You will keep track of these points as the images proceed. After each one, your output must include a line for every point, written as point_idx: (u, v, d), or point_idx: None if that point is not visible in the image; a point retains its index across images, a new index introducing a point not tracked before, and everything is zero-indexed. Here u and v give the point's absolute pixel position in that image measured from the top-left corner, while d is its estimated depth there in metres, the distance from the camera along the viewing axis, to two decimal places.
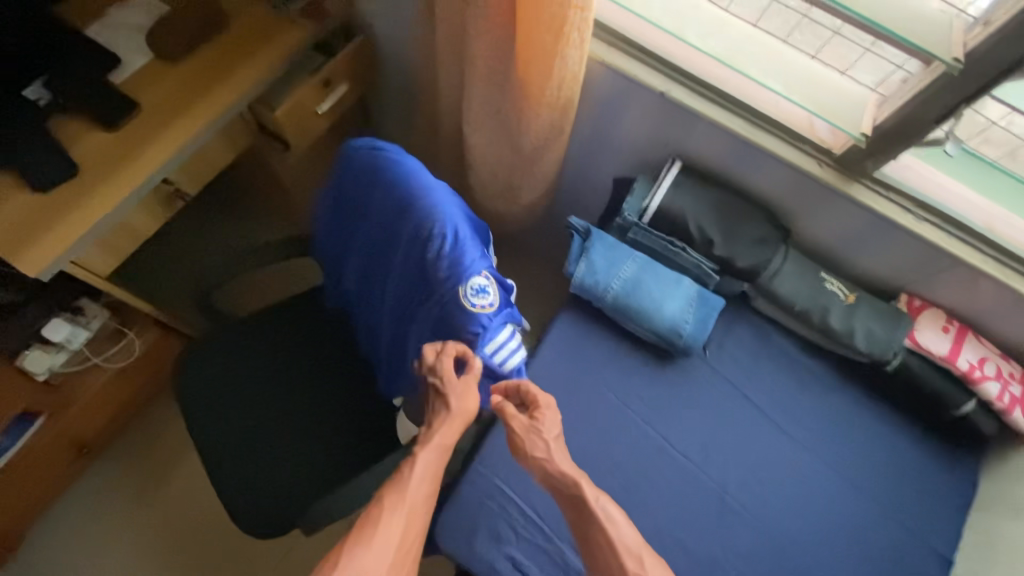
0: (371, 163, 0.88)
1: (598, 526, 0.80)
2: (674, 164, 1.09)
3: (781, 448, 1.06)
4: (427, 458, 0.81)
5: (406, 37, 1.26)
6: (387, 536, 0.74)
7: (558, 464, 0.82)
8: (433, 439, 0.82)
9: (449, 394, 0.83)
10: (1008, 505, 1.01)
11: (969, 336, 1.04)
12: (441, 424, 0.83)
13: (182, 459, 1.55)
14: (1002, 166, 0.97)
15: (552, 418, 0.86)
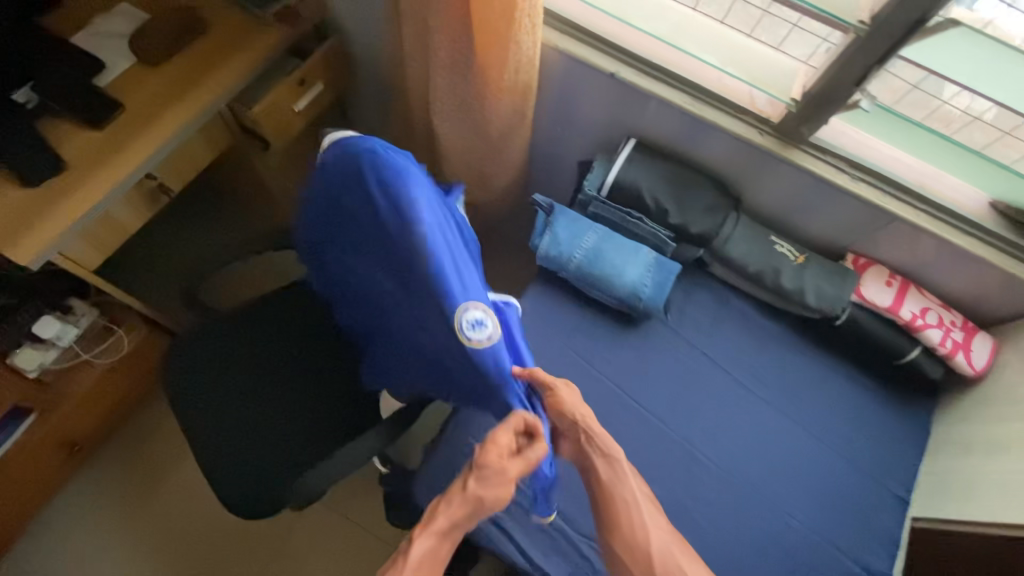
0: (352, 161, 0.84)
1: (618, 485, 0.84)
2: (629, 141, 1.17)
3: (743, 402, 1.12)
4: (425, 548, 0.73)
5: (377, 36, 1.34)
6: None
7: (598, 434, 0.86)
8: (436, 526, 0.73)
9: (472, 474, 0.74)
10: (956, 443, 1.07)
11: (911, 288, 1.11)
12: (445, 507, 0.74)
13: (174, 455, 1.59)
14: (927, 124, 1.00)
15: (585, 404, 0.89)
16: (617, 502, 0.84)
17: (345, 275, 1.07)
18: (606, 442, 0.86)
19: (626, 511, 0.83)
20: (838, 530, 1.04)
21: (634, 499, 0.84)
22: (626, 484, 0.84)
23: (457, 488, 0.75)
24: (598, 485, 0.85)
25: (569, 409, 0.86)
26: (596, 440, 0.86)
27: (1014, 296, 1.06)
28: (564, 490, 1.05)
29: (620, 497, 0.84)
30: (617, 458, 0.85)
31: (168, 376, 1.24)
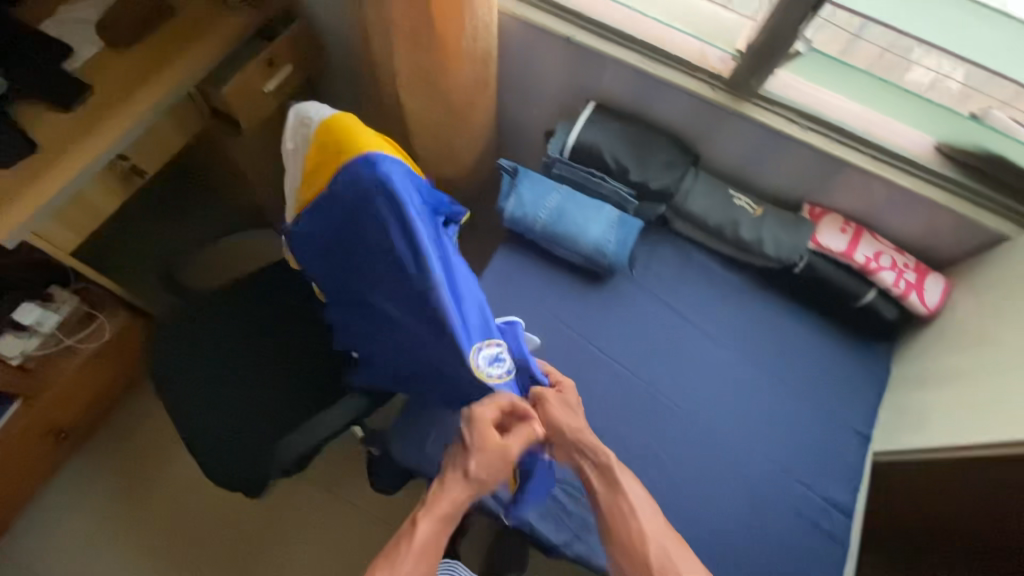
0: (371, 194, 0.87)
1: (615, 498, 0.82)
2: (589, 105, 1.21)
3: (709, 351, 1.16)
4: (429, 533, 0.74)
5: (342, 17, 1.37)
6: None
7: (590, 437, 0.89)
8: (441, 512, 0.76)
9: (472, 458, 0.81)
10: (912, 380, 1.11)
11: (865, 234, 1.15)
12: (447, 491, 0.78)
13: (163, 442, 1.60)
14: (892, 80, 1.02)
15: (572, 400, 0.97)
16: (615, 516, 0.80)
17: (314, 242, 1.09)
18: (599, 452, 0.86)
19: (621, 519, 0.79)
20: (801, 466, 1.09)
21: (629, 508, 0.80)
22: (620, 494, 0.81)
23: (456, 472, 0.80)
24: (596, 501, 0.84)
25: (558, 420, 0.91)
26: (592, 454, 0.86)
27: (964, 237, 1.10)
28: None
29: (617, 509, 0.81)
30: (609, 467, 0.84)
31: (154, 356, 1.24)
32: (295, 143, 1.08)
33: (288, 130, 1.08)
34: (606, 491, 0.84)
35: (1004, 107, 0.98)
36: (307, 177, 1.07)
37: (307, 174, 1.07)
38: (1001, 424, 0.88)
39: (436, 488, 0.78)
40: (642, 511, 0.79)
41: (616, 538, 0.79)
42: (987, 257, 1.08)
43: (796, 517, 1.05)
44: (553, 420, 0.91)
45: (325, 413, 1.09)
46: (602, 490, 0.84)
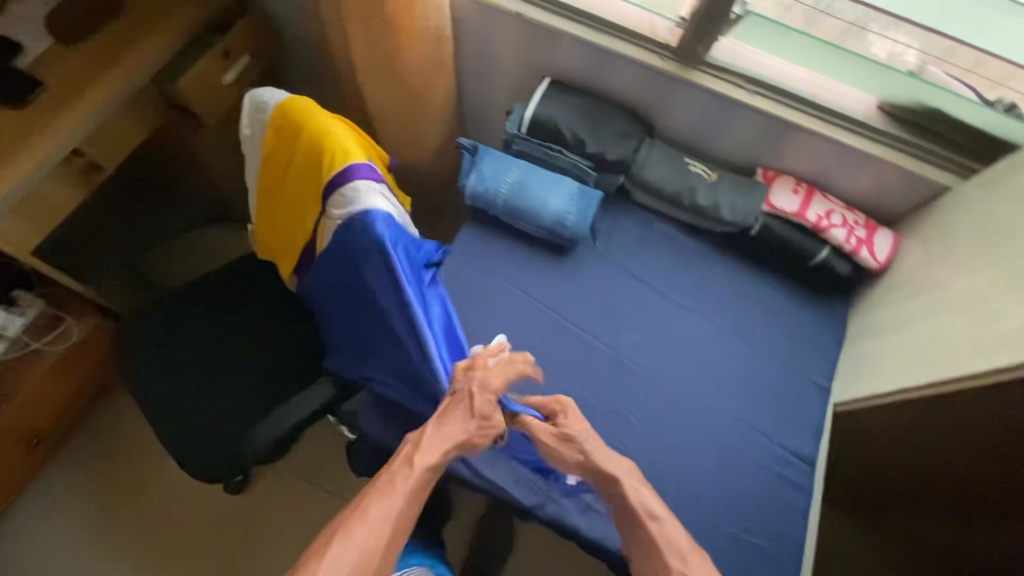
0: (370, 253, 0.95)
1: (640, 528, 0.86)
2: (545, 80, 1.23)
3: (673, 314, 1.19)
4: (421, 477, 0.82)
5: (298, 7, 1.37)
6: (366, 526, 0.76)
7: (598, 457, 0.91)
8: (432, 462, 0.84)
9: (470, 417, 0.88)
10: (866, 331, 1.15)
11: (816, 194, 1.19)
12: (439, 444, 0.86)
13: (142, 447, 1.53)
14: (829, 41, 1.06)
15: (577, 418, 0.94)
16: (639, 543, 0.85)
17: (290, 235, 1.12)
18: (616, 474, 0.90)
19: (644, 547, 0.84)
20: (766, 420, 1.12)
21: (652, 539, 0.84)
22: (647, 523, 0.85)
23: (454, 422, 0.88)
24: (623, 529, 0.89)
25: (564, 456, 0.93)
26: (613, 479, 0.89)
27: (910, 191, 1.14)
28: None
29: (643, 540, 0.85)
30: (636, 499, 0.87)
31: (124, 350, 1.24)
32: (251, 128, 1.09)
33: (244, 115, 1.09)
34: (629, 520, 0.88)
35: (938, 62, 1.03)
36: (267, 162, 1.10)
37: (266, 158, 1.10)
38: (946, 362, 0.92)
39: (437, 419, 0.87)
40: (667, 542, 0.83)
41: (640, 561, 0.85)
42: (931, 208, 1.13)
43: (763, 468, 1.09)
44: (555, 452, 0.93)
45: (298, 399, 1.11)
46: (625, 519, 0.88)
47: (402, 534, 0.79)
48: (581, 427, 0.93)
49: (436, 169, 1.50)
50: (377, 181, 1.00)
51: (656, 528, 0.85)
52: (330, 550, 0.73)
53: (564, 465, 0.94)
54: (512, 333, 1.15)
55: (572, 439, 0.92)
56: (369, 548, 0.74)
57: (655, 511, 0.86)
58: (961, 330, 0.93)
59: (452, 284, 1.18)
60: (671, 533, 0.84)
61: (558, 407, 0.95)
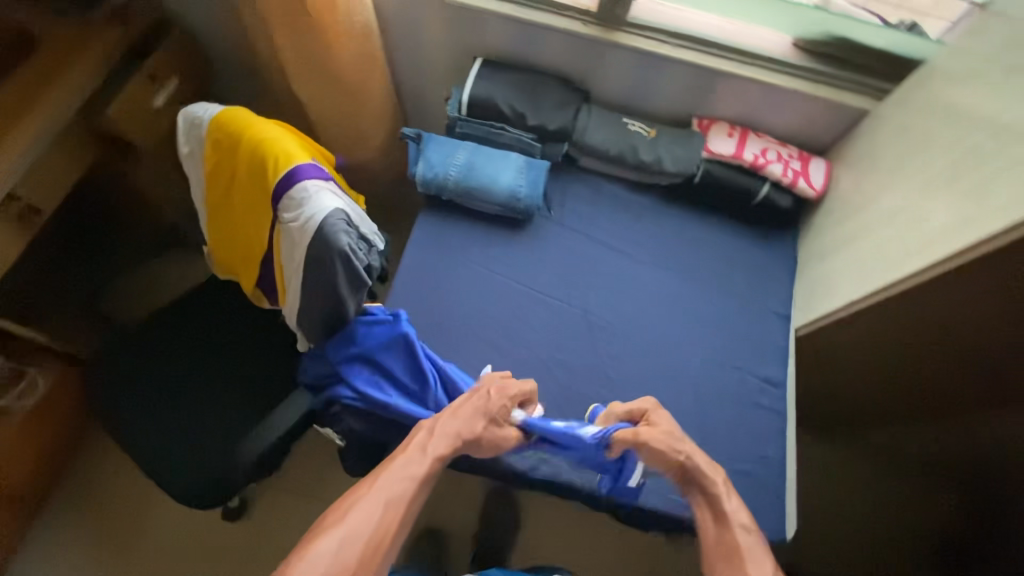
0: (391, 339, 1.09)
1: (725, 531, 0.81)
2: (477, 61, 1.25)
3: (633, 268, 1.23)
4: (431, 465, 0.84)
5: (220, 20, 1.36)
6: (369, 506, 0.77)
7: (700, 458, 0.89)
8: (442, 451, 0.86)
9: (483, 416, 0.91)
10: (815, 256, 1.22)
11: (750, 134, 1.25)
12: (451, 433, 0.88)
13: (129, 490, 1.48)
14: None
15: (668, 420, 0.95)
16: (724, 547, 0.79)
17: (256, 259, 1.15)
18: (709, 477, 0.87)
19: (731, 552, 0.78)
20: (737, 354, 1.18)
21: (740, 544, 0.78)
22: (730, 528, 0.81)
23: (465, 416, 0.90)
24: (704, 533, 0.83)
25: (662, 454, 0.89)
26: (702, 479, 0.88)
27: (834, 119, 1.20)
28: None
29: (726, 545, 0.79)
30: (721, 499, 0.84)
31: (96, 392, 1.23)
32: (189, 146, 1.09)
33: (180, 134, 1.08)
34: (715, 523, 0.83)
35: None
36: (211, 177, 1.10)
37: (210, 174, 1.10)
38: (888, 269, 0.99)
39: (451, 410, 0.91)
40: (753, 551, 0.77)
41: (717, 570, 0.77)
42: (856, 132, 1.19)
43: (740, 399, 1.14)
44: (649, 446, 0.90)
45: (283, 405, 1.07)
46: (712, 520, 0.83)
47: (411, 519, 0.81)
48: (672, 423, 0.94)
49: (385, 164, 1.50)
50: (325, 180, 1.02)
51: (740, 533, 0.80)
52: (342, 526, 0.75)
53: (663, 466, 0.90)
54: (482, 310, 1.17)
55: (676, 436, 0.91)
56: (381, 527, 0.76)
57: (746, 521, 0.81)
58: (898, 238, 0.99)
59: (416, 272, 1.19)
60: (755, 545, 0.78)
61: (649, 405, 0.97)
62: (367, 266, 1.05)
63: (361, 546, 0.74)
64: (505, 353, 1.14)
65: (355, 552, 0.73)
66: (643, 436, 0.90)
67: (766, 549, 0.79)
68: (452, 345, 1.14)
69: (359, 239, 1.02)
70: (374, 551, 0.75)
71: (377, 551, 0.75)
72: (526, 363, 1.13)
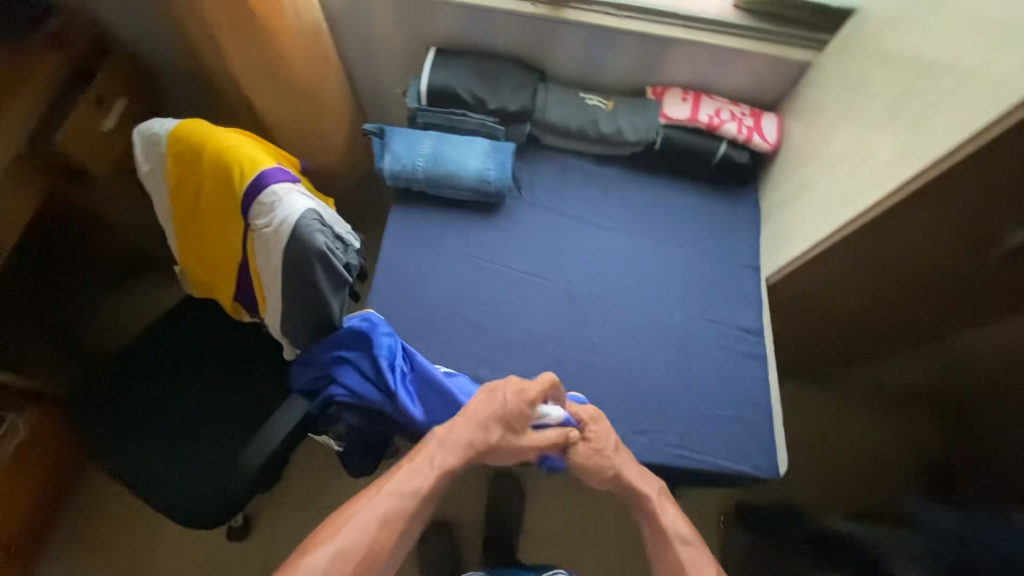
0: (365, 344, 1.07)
1: (666, 546, 0.89)
2: (431, 50, 1.26)
3: (607, 238, 1.27)
4: (437, 478, 0.87)
5: (162, 34, 1.33)
6: (365, 522, 0.81)
7: (627, 473, 0.95)
8: (449, 464, 0.89)
9: (497, 423, 0.92)
10: (776, 205, 1.28)
11: (703, 97, 1.29)
12: (463, 443, 0.90)
13: (128, 523, 1.45)
14: None
15: (603, 433, 0.97)
16: (667, 563, 0.88)
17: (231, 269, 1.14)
18: (644, 491, 0.95)
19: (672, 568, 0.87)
20: (715, 307, 1.23)
21: (680, 560, 0.87)
22: (671, 543, 0.88)
23: (480, 425, 0.91)
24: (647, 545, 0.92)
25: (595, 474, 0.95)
26: (638, 494, 0.95)
27: (780, 73, 1.26)
28: (483, 360, 1.13)
29: (667, 559, 0.88)
30: (659, 511, 0.92)
31: (84, 426, 1.19)
32: (150, 164, 1.07)
33: (138, 152, 1.06)
34: (657, 536, 0.91)
35: None
36: (176, 192, 1.09)
37: (174, 189, 1.08)
38: (841, 209, 1.05)
39: (466, 417, 0.92)
40: (694, 565, 0.86)
41: None
42: (801, 84, 1.25)
43: (722, 350, 1.19)
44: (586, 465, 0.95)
45: (279, 412, 1.08)
46: (654, 532, 0.92)
47: (409, 531, 0.85)
48: (608, 437, 0.97)
49: (350, 164, 1.50)
50: (293, 183, 1.01)
51: (680, 549, 0.88)
52: (340, 539, 0.79)
53: (597, 479, 0.96)
54: (466, 295, 1.19)
55: (604, 452, 0.95)
56: (378, 540, 0.80)
57: (683, 533, 0.90)
58: (849, 180, 1.05)
59: (396, 265, 1.20)
60: (694, 558, 0.87)
61: (589, 414, 0.98)
62: (346, 265, 1.05)
63: (356, 558, 0.78)
64: (492, 333, 1.16)
65: (348, 566, 0.77)
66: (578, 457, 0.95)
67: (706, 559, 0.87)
68: (440, 332, 1.15)
69: (335, 238, 1.02)
70: (370, 562, 0.79)
71: (373, 563, 0.79)
72: (514, 340, 1.15)
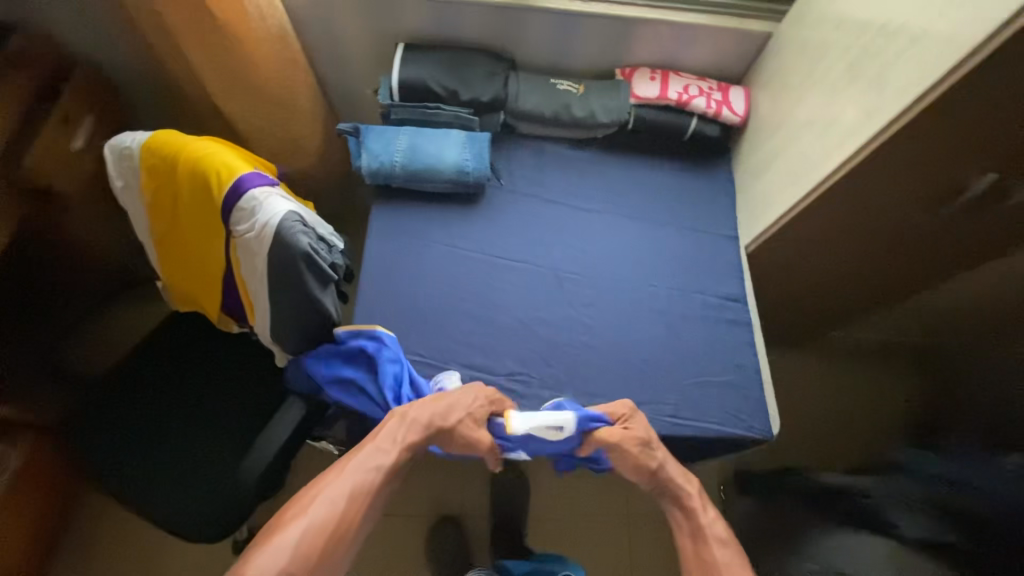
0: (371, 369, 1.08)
1: (702, 546, 0.91)
2: (399, 45, 1.27)
3: (588, 221, 1.29)
4: (398, 455, 0.92)
5: (126, 48, 1.32)
6: (332, 496, 0.86)
7: (669, 468, 0.99)
8: (412, 440, 0.94)
9: (456, 408, 0.98)
10: (749, 175, 1.31)
11: (671, 75, 1.31)
12: (423, 421, 0.96)
13: (132, 546, 1.43)
14: None
15: (646, 428, 1.01)
16: (702, 562, 0.89)
17: (215, 278, 1.13)
18: (683, 489, 0.99)
19: (709, 565, 0.88)
20: (699, 279, 1.25)
21: (716, 559, 0.89)
22: (707, 542, 0.91)
23: (440, 408, 0.97)
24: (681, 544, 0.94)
25: (641, 467, 0.98)
26: (678, 490, 0.99)
27: (743, 46, 1.29)
28: (476, 349, 1.14)
29: (703, 559, 0.90)
30: (697, 510, 0.96)
31: (77, 450, 1.17)
32: (124, 179, 1.06)
33: (111, 167, 1.05)
34: (692, 536, 0.94)
35: None
36: (153, 205, 1.08)
37: (151, 202, 1.07)
38: (812, 173, 1.08)
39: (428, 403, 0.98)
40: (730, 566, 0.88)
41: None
42: (764, 55, 1.28)
43: (710, 319, 1.21)
44: (623, 456, 0.98)
45: (277, 419, 1.05)
46: (689, 530, 0.95)
47: (373, 507, 0.89)
48: (646, 430, 1.00)
49: (327, 166, 1.50)
50: (272, 186, 1.01)
51: (716, 549, 0.90)
52: (309, 513, 0.83)
53: (636, 471, 0.99)
54: (453, 286, 1.20)
55: (649, 444, 0.99)
56: (345, 513, 0.85)
57: (721, 535, 0.92)
58: (817, 144, 1.08)
59: (382, 261, 1.21)
60: (731, 560, 0.88)
61: (626, 410, 1.02)
62: (332, 265, 1.04)
63: (324, 530, 0.82)
64: (483, 321, 1.17)
65: (318, 538, 0.82)
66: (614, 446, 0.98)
67: (740, 559, 0.89)
68: (432, 323, 1.16)
69: (318, 239, 1.02)
70: (338, 533, 0.84)
71: (341, 535, 0.84)
72: (506, 326, 1.17)
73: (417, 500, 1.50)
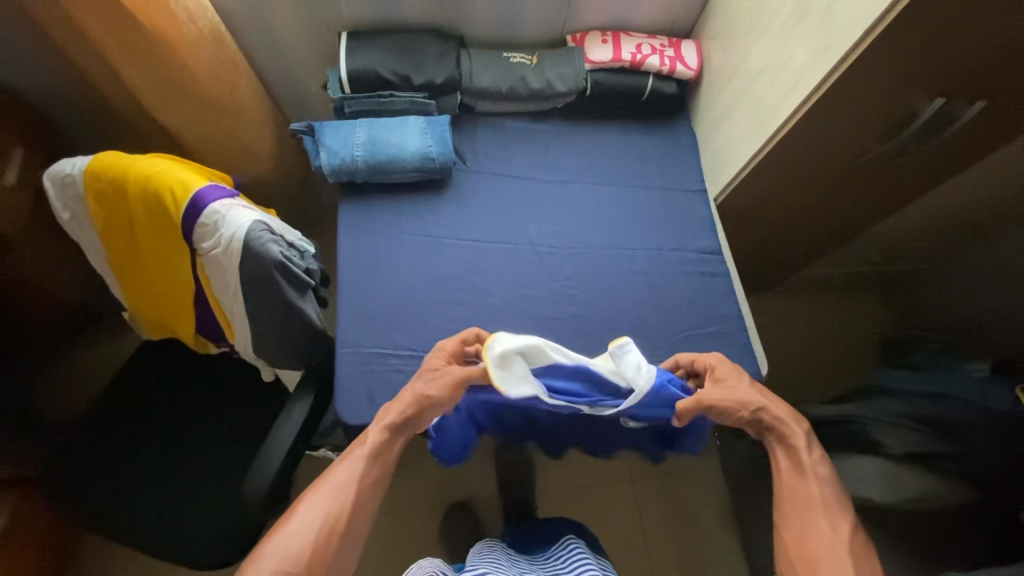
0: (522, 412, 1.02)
1: (799, 483, 0.79)
2: (342, 34, 1.22)
3: (558, 190, 1.29)
4: (378, 442, 0.82)
5: (52, 70, 1.23)
6: (317, 493, 0.76)
7: (774, 408, 0.84)
8: (389, 425, 0.83)
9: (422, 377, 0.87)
10: (709, 128, 1.33)
11: (622, 35, 1.30)
12: (398, 404, 0.86)
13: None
14: None
15: (733, 372, 0.90)
16: (800, 500, 0.77)
17: (187, 301, 1.08)
18: (787, 427, 0.84)
19: (806, 504, 0.77)
20: (672, 235, 1.27)
21: (814, 498, 0.77)
22: (807, 481, 0.78)
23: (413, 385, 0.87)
24: (778, 478, 0.82)
25: (737, 414, 0.85)
26: (780, 428, 0.84)
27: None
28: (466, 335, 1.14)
29: (800, 497, 0.78)
30: (801, 449, 0.81)
31: (64, 497, 1.11)
32: (72, 210, 1.01)
33: (54, 199, 0.99)
34: (792, 472, 0.81)
35: None
36: (107, 234, 1.02)
37: (104, 231, 1.02)
38: (774, 116, 1.09)
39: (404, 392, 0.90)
40: (832, 507, 0.76)
41: (788, 521, 0.77)
42: (711, 6, 1.28)
43: (688, 274, 1.24)
44: (716, 407, 0.85)
45: (280, 421, 1.00)
46: (790, 468, 0.81)
47: (367, 502, 0.78)
48: (737, 373, 0.90)
49: (284, 169, 1.45)
50: (232, 198, 0.97)
51: (815, 487, 0.78)
52: (293, 519, 0.73)
53: (728, 417, 0.86)
54: (434, 275, 1.18)
55: (737, 388, 0.87)
56: (334, 512, 0.74)
57: (822, 474, 0.79)
58: (773, 87, 1.10)
59: (357, 257, 1.18)
60: (828, 500, 0.76)
61: (712, 361, 0.93)
62: (307, 270, 1.01)
63: (312, 534, 0.72)
64: (469, 306, 1.16)
65: (308, 540, 0.71)
66: (712, 397, 0.85)
67: (841, 497, 0.77)
68: (419, 315, 1.15)
69: (289, 246, 0.98)
70: (329, 537, 0.73)
71: (331, 537, 0.73)
72: (492, 307, 1.17)
73: (422, 490, 1.51)
